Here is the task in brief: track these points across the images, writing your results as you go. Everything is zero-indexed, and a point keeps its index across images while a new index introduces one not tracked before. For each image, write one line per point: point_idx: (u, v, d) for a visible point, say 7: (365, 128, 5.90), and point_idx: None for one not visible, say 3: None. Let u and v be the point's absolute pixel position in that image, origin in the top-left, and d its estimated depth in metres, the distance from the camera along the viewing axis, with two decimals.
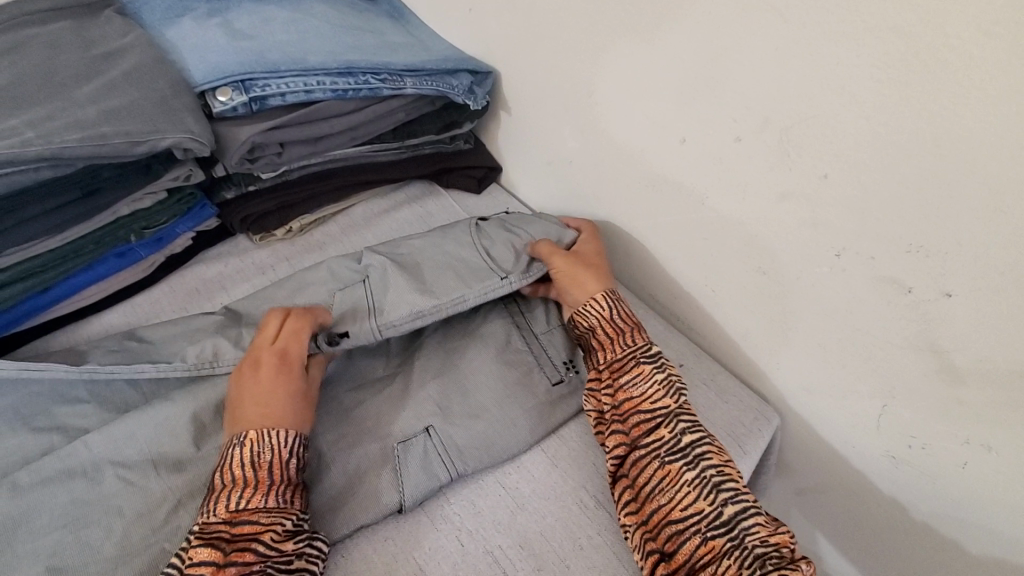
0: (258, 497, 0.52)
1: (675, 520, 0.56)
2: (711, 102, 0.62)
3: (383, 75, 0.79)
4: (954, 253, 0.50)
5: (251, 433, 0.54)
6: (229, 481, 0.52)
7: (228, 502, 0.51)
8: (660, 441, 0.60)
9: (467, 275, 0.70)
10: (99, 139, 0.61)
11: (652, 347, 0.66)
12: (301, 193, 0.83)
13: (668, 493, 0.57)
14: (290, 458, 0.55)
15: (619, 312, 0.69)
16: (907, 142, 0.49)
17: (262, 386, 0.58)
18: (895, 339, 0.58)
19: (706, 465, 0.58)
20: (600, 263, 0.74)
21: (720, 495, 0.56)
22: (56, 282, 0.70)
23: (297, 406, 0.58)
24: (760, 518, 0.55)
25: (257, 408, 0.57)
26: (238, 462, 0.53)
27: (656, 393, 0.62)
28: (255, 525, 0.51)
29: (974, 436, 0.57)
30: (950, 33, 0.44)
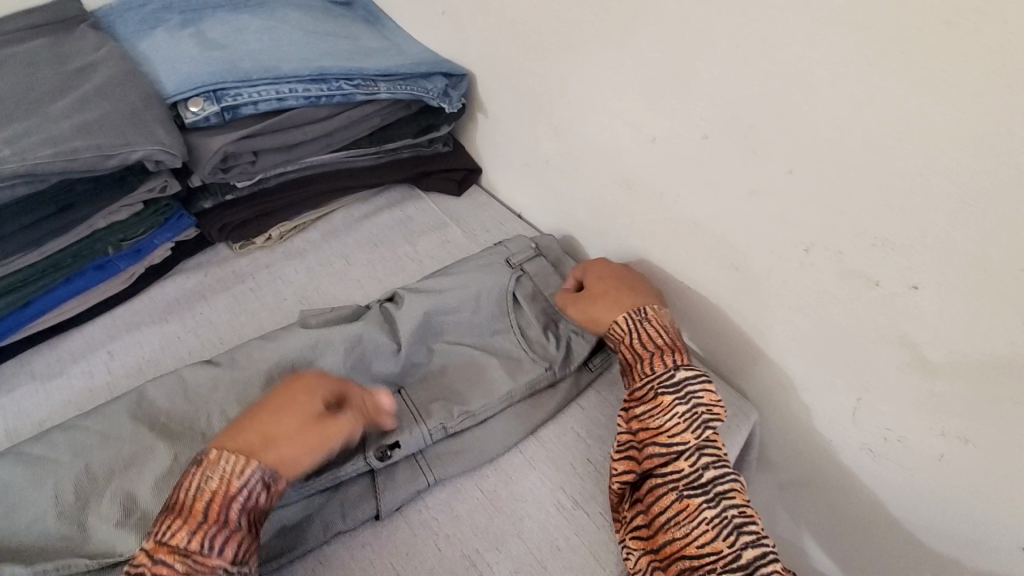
0: (190, 536, 0.47)
1: (688, 556, 0.54)
2: (679, 99, 0.62)
3: (357, 81, 0.79)
4: (920, 246, 0.50)
5: (209, 454, 0.50)
6: (172, 507, 0.49)
7: (160, 531, 0.48)
8: (679, 473, 0.58)
9: (511, 366, 0.69)
10: (71, 154, 0.61)
11: (675, 374, 0.63)
12: (278, 201, 0.83)
13: (684, 527, 0.56)
14: (236, 498, 0.49)
15: (640, 334, 0.66)
16: (869, 135, 0.49)
17: (257, 412, 0.54)
18: (866, 332, 0.58)
19: (728, 505, 0.56)
20: (628, 284, 0.72)
21: (741, 538, 0.54)
22: (37, 296, 0.70)
23: (268, 443, 0.52)
24: (777, 565, 0.53)
25: (235, 428, 0.53)
26: (185, 487, 0.49)
27: (677, 427, 0.60)
28: (172, 568, 0.46)
29: (950, 429, 0.56)
30: (909, 24, 0.44)
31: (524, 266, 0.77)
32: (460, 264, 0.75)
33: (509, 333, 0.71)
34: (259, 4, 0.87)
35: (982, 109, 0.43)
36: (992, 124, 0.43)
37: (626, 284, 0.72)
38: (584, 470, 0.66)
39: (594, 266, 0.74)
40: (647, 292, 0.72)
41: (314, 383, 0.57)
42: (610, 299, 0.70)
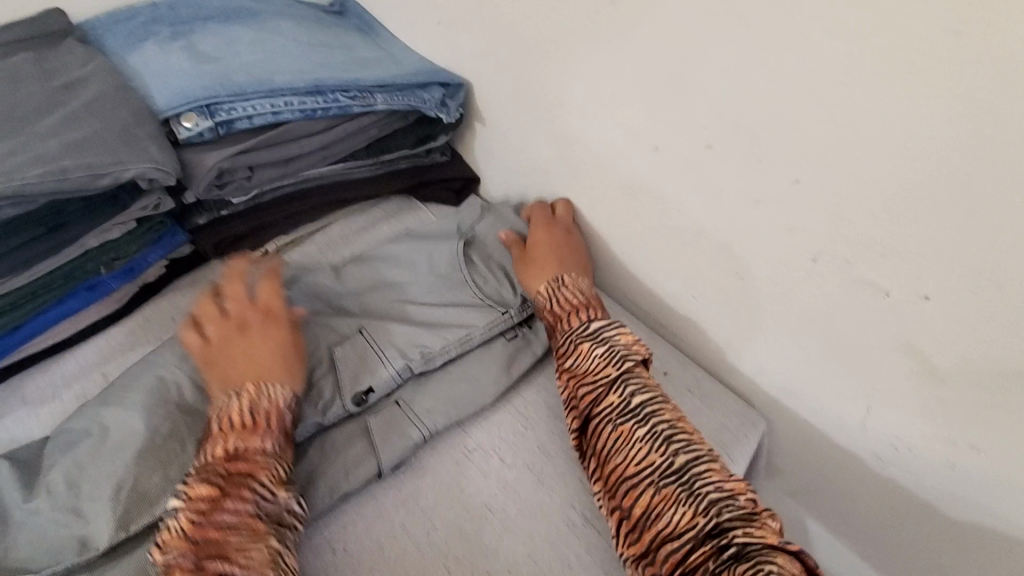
0: (259, 437, 0.53)
1: (630, 476, 0.56)
2: (680, 108, 0.61)
3: (353, 92, 0.78)
4: (928, 256, 0.50)
5: (249, 388, 0.56)
6: (228, 426, 0.53)
7: (227, 443, 0.52)
8: (611, 406, 0.60)
9: (467, 312, 0.72)
10: (61, 174, 0.60)
11: (591, 324, 0.67)
12: (275, 215, 0.82)
13: (623, 451, 0.57)
14: (287, 411, 0.57)
15: (559, 299, 0.70)
16: (876, 146, 0.49)
17: (251, 346, 0.60)
18: (874, 341, 0.57)
19: (657, 423, 0.58)
20: (562, 254, 0.76)
21: (671, 448, 0.56)
22: (27, 318, 0.68)
23: (290, 367, 0.60)
24: (713, 464, 0.55)
25: (245, 365, 0.59)
26: (238, 409, 0.54)
27: (598, 365, 0.63)
28: (253, 465, 0.52)
29: (960, 437, 0.56)
30: (914, 34, 0.43)
31: (476, 231, 0.81)
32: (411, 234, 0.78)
33: (464, 285, 0.75)
34: (250, 13, 0.85)
35: (989, 119, 0.42)
36: (1001, 137, 0.42)
37: (563, 251, 0.76)
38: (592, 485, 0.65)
39: (538, 233, 0.77)
40: (574, 264, 0.76)
41: (271, 314, 0.63)
42: (541, 263, 0.74)
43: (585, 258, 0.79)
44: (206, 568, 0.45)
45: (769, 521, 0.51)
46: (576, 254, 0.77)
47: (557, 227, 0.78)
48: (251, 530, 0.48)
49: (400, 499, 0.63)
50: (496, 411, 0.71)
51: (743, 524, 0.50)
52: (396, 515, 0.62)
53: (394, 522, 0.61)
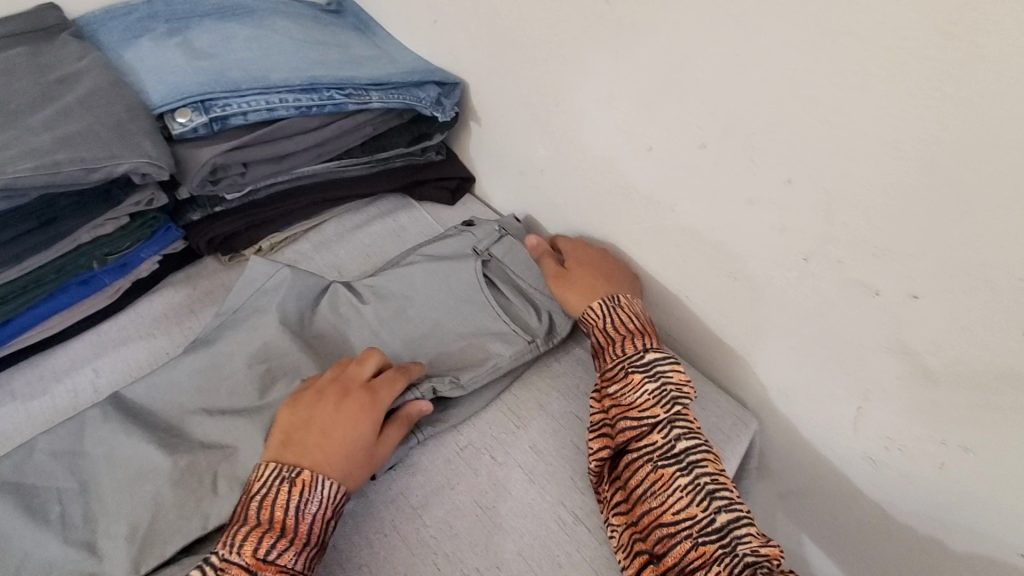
0: (291, 555, 0.50)
1: (665, 524, 0.56)
2: (676, 108, 0.61)
3: (348, 90, 0.78)
4: (919, 255, 0.50)
5: (303, 474, 0.54)
6: (267, 521, 0.51)
7: (260, 547, 0.49)
8: (653, 446, 0.60)
9: (494, 339, 0.72)
10: (53, 167, 0.59)
11: (645, 354, 0.65)
12: (269, 211, 0.82)
13: (660, 497, 0.57)
14: (330, 518, 0.54)
15: (612, 319, 0.69)
16: (868, 146, 0.49)
17: (327, 421, 0.57)
18: (865, 341, 0.57)
19: (699, 473, 0.58)
20: (608, 271, 0.74)
21: (714, 503, 0.56)
22: (18, 312, 0.68)
23: (351, 460, 0.56)
24: (753, 527, 0.55)
25: (315, 445, 0.56)
26: (281, 504, 0.52)
27: (645, 402, 0.62)
28: None
29: (951, 438, 0.56)
30: (904, 35, 0.44)
31: (492, 252, 0.79)
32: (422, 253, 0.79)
33: (485, 307, 0.74)
34: (247, 11, 0.85)
35: (980, 119, 0.42)
36: (990, 137, 0.42)
37: (609, 268, 0.75)
38: (583, 483, 0.65)
39: (575, 253, 0.77)
40: (624, 283, 0.74)
41: (376, 391, 0.60)
42: (587, 284, 0.73)
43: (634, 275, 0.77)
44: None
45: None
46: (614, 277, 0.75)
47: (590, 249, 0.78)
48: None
49: (391, 496, 0.63)
50: (489, 409, 0.71)
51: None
52: (387, 512, 0.62)
53: (384, 519, 0.61)
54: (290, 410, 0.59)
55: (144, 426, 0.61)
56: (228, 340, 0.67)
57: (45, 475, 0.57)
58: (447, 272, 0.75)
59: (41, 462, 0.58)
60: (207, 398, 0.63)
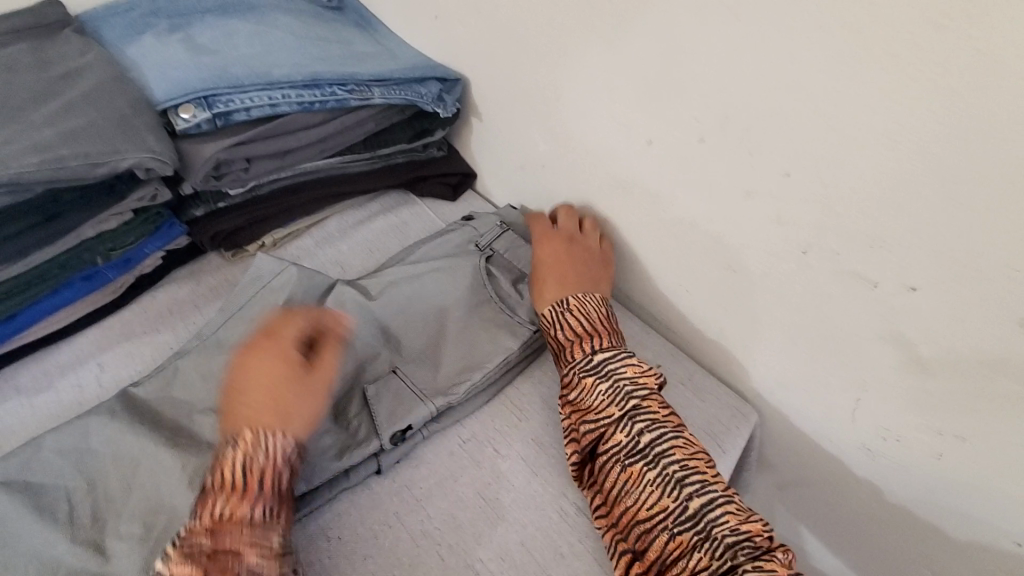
0: (245, 507, 0.51)
1: (642, 520, 0.57)
2: (675, 101, 0.62)
3: (350, 86, 0.79)
4: (915, 246, 0.51)
5: (244, 435, 0.53)
6: (215, 483, 0.51)
7: (213, 508, 0.50)
8: (618, 445, 0.61)
9: (501, 329, 0.73)
10: (58, 162, 0.60)
11: (595, 357, 0.66)
12: (271, 207, 0.82)
13: (633, 494, 0.58)
14: (284, 467, 0.54)
15: (563, 323, 0.69)
16: (864, 138, 0.49)
17: (266, 379, 0.57)
18: (862, 332, 0.58)
19: (667, 463, 0.58)
20: (565, 268, 0.74)
21: (684, 490, 0.56)
22: (22, 309, 0.69)
23: (296, 415, 0.56)
24: (729, 506, 0.55)
25: (256, 401, 0.55)
26: (226, 464, 0.52)
27: (602, 403, 0.63)
28: (238, 539, 0.50)
29: (946, 427, 0.57)
30: (900, 28, 0.44)
31: (494, 247, 0.80)
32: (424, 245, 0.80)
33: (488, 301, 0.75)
34: (248, 7, 0.86)
35: (973, 110, 0.43)
36: (983, 129, 0.43)
37: (568, 265, 0.74)
38: None
39: (542, 247, 0.76)
40: (583, 282, 0.73)
41: (288, 342, 0.59)
42: (541, 287, 0.73)
43: (601, 270, 0.76)
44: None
45: (782, 558, 0.53)
46: (581, 267, 0.75)
47: (558, 240, 0.76)
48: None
49: (395, 489, 0.64)
50: (491, 403, 0.72)
51: (761, 567, 0.51)
52: (391, 504, 0.62)
53: (388, 512, 0.62)
54: (229, 376, 0.58)
55: (151, 422, 0.62)
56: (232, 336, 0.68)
57: (53, 471, 0.58)
58: (447, 265, 0.76)
59: (48, 459, 0.58)
60: (212, 394, 0.64)
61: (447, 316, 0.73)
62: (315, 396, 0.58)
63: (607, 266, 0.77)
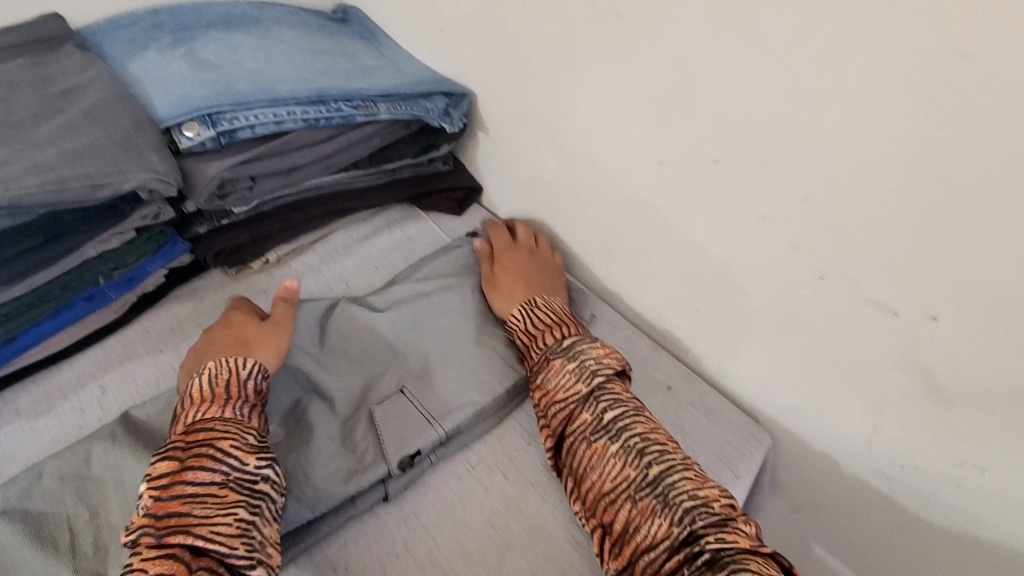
0: (216, 409, 0.55)
1: (608, 493, 0.56)
2: (688, 122, 0.61)
3: (356, 101, 0.77)
4: (937, 276, 0.49)
5: (208, 364, 0.60)
6: (187, 404, 0.56)
7: (185, 419, 0.54)
8: (583, 423, 0.60)
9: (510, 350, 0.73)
10: (60, 184, 0.59)
11: (565, 342, 0.66)
12: (276, 224, 0.81)
13: (599, 469, 0.57)
14: (249, 378, 0.59)
15: (532, 319, 0.70)
16: (885, 165, 0.48)
17: (229, 333, 0.65)
18: (881, 360, 0.57)
19: (629, 435, 0.58)
20: (528, 273, 0.77)
21: (645, 459, 0.56)
22: (23, 330, 0.68)
23: (257, 345, 0.64)
24: (687, 473, 0.55)
25: (223, 345, 0.64)
26: (194, 386, 0.57)
27: (568, 382, 0.63)
28: (211, 432, 0.53)
29: (965, 457, 0.56)
30: (924, 56, 0.43)
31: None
32: (431, 265, 0.80)
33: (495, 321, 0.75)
34: (252, 20, 0.85)
35: (1001, 141, 0.42)
36: (1011, 161, 0.42)
37: (530, 270, 0.77)
38: None
39: (504, 255, 0.79)
40: (544, 286, 0.76)
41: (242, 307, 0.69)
42: (510, 291, 0.75)
43: (557, 276, 0.79)
44: (168, 535, 0.47)
45: (744, 529, 0.52)
46: (543, 274, 0.78)
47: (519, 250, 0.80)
48: (214, 497, 0.49)
49: (403, 516, 0.62)
50: (499, 426, 0.71)
51: (722, 538, 0.50)
52: (399, 532, 0.61)
53: (396, 541, 0.61)
54: (191, 355, 0.65)
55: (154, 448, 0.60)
56: None
57: (53, 499, 0.56)
58: (454, 287, 0.76)
59: (49, 487, 0.57)
60: None
61: (455, 336, 0.72)
62: (276, 337, 0.66)
63: (560, 275, 0.80)
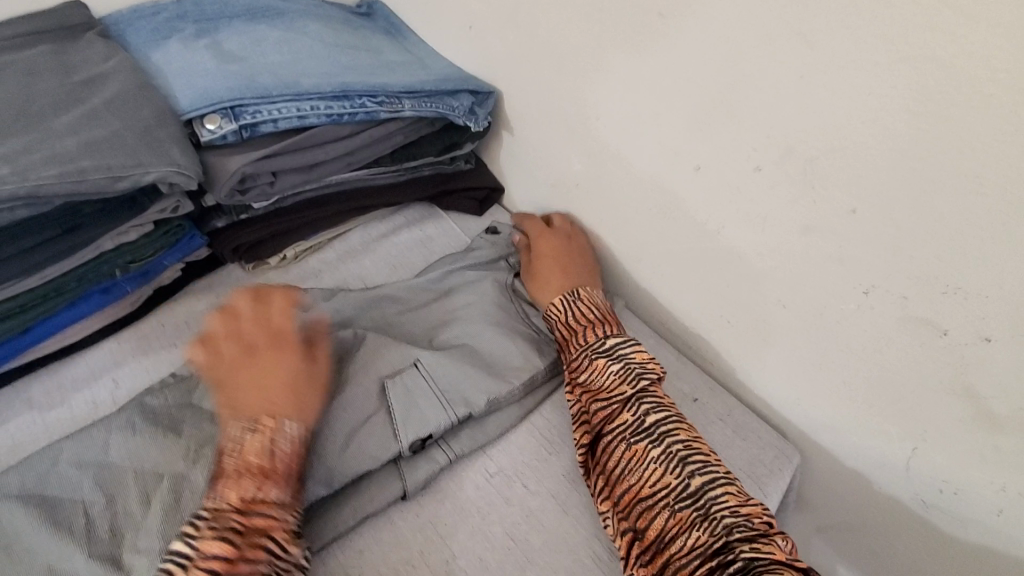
0: (274, 491, 0.52)
1: (644, 497, 0.56)
2: (729, 127, 0.58)
3: (380, 97, 0.76)
4: (995, 297, 0.47)
5: (264, 423, 0.54)
6: (241, 466, 0.52)
7: (242, 491, 0.50)
8: (624, 424, 0.60)
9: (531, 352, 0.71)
10: (79, 175, 0.57)
11: (607, 341, 0.67)
12: (295, 220, 0.80)
13: (637, 472, 0.57)
14: (302, 453, 0.56)
15: (573, 312, 0.70)
16: (946, 178, 0.46)
17: (267, 367, 0.57)
18: (927, 381, 0.54)
19: (671, 441, 0.58)
20: (568, 263, 0.76)
21: (687, 468, 0.56)
22: (37, 321, 0.66)
23: (304, 402, 0.57)
24: (729, 487, 0.55)
25: (256, 385, 0.56)
26: (250, 450, 0.53)
27: (613, 383, 0.63)
28: (266, 517, 0.50)
29: (1011, 484, 0.53)
30: (993, 66, 0.41)
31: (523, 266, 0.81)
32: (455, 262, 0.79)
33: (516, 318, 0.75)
34: (277, 13, 0.83)
35: None
36: None
37: (570, 259, 0.77)
38: None
39: (543, 243, 0.78)
40: (585, 277, 0.76)
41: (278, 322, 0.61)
42: (555, 275, 0.75)
43: (596, 270, 0.79)
44: None
45: (781, 544, 0.52)
46: (584, 263, 0.78)
47: (561, 234, 0.80)
48: None
49: (419, 524, 0.61)
50: (518, 432, 0.69)
51: (758, 548, 0.50)
52: (416, 540, 0.59)
53: (412, 549, 0.59)
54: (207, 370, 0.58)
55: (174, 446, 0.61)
56: None
57: (71, 485, 0.58)
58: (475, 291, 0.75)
59: (67, 473, 0.58)
60: None
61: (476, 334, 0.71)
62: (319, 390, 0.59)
63: (597, 264, 0.80)
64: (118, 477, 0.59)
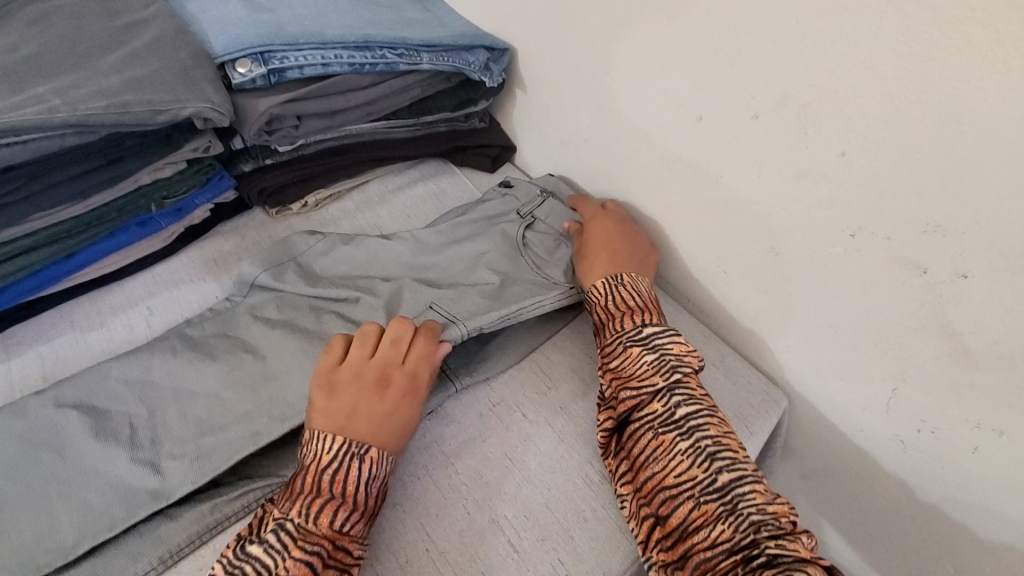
0: (359, 527, 0.54)
1: (668, 487, 0.57)
2: (730, 77, 0.61)
3: (400, 50, 0.79)
4: (972, 233, 0.49)
5: (372, 452, 0.56)
6: (338, 495, 0.54)
7: (335, 519, 0.53)
8: (653, 414, 0.61)
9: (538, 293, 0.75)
10: (123, 107, 0.62)
11: (644, 329, 0.66)
12: (316, 167, 0.84)
13: (661, 461, 0.58)
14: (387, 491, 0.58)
15: (613, 297, 0.70)
16: (927, 118, 0.48)
17: (370, 401, 0.59)
18: (908, 320, 0.57)
19: (700, 436, 0.58)
20: (611, 251, 0.75)
21: (715, 463, 0.56)
22: (80, 248, 0.72)
23: (400, 433, 0.59)
24: (756, 485, 0.55)
25: (366, 417, 0.58)
26: (353, 479, 0.55)
27: (645, 372, 0.63)
28: (349, 553, 0.53)
29: (985, 421, 0.56)
30: (972, 6, 0.43)
31: (535, 214, 0.82)
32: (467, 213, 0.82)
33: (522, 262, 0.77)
34: None
35: None
36: None
37: (613, 247, 0.75)
38: None
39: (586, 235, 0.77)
40: (633, 264, 0.75)
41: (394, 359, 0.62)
42: (596, 263, 0.74)
43: (648, 254, 0.77)
44: None
45: (805, 542, 0.53)
46: (631, 252, 0.76)
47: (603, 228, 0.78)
48: None
49: (425, 443, 0.66)
50: (521, 368, 0.73)
51: (783, 545, 0.51)
52: (421, 456, 0.65)
53: (418, 464, 0.64)
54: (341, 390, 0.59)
55: (201, 365, 0.66)
56: (278, 293, 0.73)
57: (111, 394, 0.63)
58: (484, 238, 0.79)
59: (107, 383, 0.64)
60: (260, 344, 0.69)
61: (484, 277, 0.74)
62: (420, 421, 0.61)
63: (649, 253, 0.77)
64: (153, 388, 0.64)
